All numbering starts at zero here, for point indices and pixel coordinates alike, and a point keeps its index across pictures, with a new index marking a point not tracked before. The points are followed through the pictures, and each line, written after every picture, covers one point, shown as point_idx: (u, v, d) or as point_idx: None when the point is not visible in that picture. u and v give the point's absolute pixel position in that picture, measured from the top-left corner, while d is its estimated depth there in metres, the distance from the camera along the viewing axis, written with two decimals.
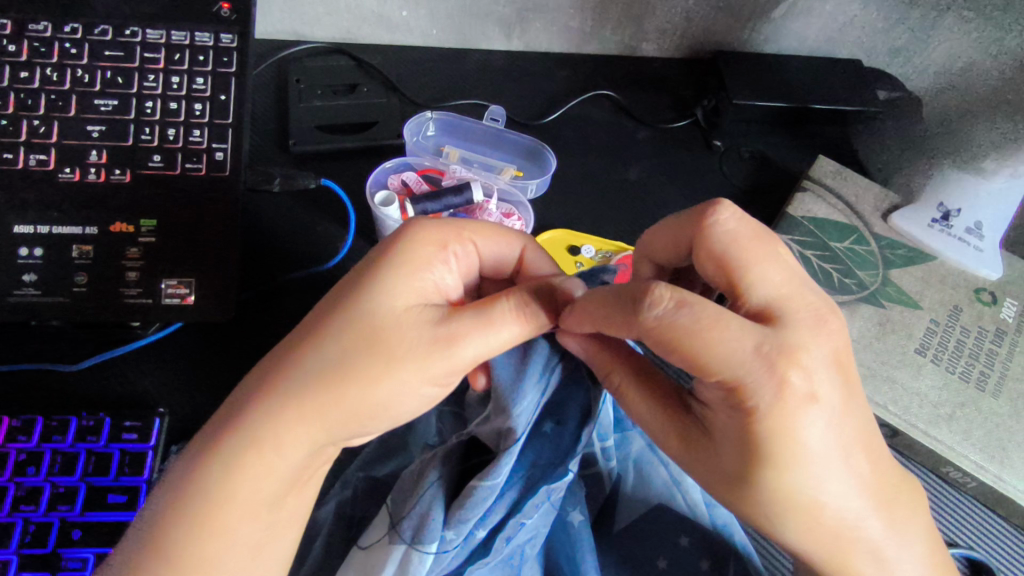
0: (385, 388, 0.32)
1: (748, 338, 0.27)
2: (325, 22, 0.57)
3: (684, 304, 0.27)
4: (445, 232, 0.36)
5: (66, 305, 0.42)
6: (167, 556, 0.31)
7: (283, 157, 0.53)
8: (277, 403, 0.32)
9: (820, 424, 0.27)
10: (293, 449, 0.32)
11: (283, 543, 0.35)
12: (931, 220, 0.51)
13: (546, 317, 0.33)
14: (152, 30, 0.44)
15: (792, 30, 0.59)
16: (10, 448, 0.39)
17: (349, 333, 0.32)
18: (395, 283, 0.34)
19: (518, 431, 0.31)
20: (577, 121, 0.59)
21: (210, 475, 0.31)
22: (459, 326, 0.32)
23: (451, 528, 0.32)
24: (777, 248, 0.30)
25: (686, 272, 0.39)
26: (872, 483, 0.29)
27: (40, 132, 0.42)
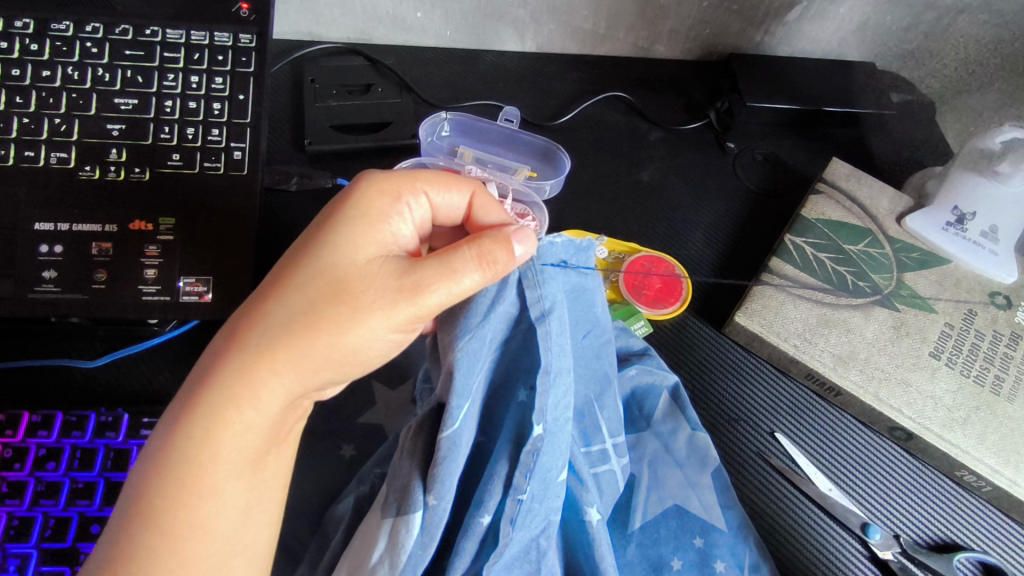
0: (353, 338, 0.32)
1: None
2: (340, 22, 0.57)
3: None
4: (398, 185, 0.37)
5: (83, 302, 0.42)
6: (157, 523, 0.32)
7: (299, 157, 0.53)
8: (250, 359, 0.32)
9: None
10: (267, 403, 0.32)
11: (271, 504, 0.35)
12: (946, 223, 0.50)
13: (503, 255, 0.32)
14: (172, 30, 0.45)
15: (806, 33, 0.59)
16: (30, 443, 0.39)
17: (314, 286, 0.33)
18: (354, 236, 0.34)
19: (459, 364, 0.31)
20: (589, 122, 0.59)
21: (190, 437, 0.32)
22: (422, 276, 0.33)
23: (432, 493, 0.31)
24: None
25: None
26: None
27: (61, 131, 0.43)
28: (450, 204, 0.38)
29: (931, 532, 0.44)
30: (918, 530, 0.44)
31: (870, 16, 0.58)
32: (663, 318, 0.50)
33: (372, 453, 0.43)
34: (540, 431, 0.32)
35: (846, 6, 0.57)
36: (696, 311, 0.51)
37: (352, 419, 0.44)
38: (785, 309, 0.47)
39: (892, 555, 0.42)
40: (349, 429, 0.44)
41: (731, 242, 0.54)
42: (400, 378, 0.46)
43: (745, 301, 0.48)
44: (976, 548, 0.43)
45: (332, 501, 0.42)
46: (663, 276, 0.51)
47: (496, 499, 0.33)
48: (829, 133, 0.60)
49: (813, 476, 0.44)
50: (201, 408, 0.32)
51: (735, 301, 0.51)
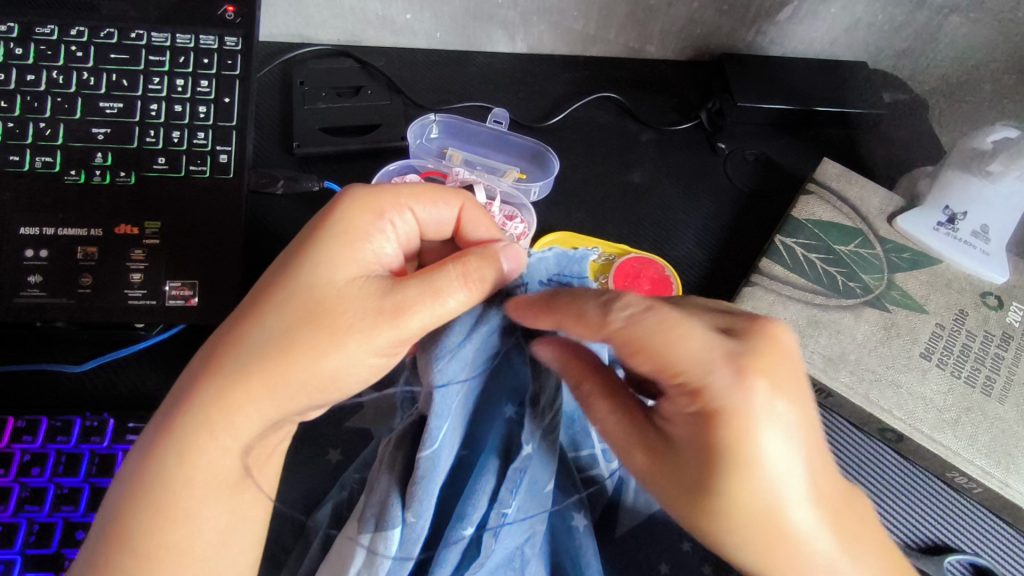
0: (333, 363, 0.32)
1: (712, 343, 0.30)
2: (329, 25, 0.57)
3: (649, 312, 0.31)
4: (381, 202, 0.36)
5: (69, 306, 0.42)
6: (133, 546, 0.33)
7: (288, 160, 0.53)
8: (224, 385, 0.32)
9: (782, 445, 0.30)
10: (244, 430, 0.33)
11: (252, 524, 0.36)
12: (937, 223, 0.50)
13: (488, 276, 0.33)
14: (158, 33, 0.45)
15: (797, 32, 0.59)
16: (15, 448, 0.39)
17: (291, 310, 0.33)
18: (333, 256, 0.34)
19: (438, 387, 0.30)
20: (580, 123, 0.59)
21: (168, 462, 0.33)
22: (404, 296, 0.32)
23: (411, 511, 0.31)
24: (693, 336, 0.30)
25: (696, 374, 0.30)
26: (830, 510, 0.32)
27: (46, 135, 0.43)
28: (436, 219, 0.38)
29: (921, 534, 0.44)
30: (908, 532, 0.44)
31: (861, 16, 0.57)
32: None
33: (358, 456, 0.43)
34: (531, 448, 0.32)
35: (837, 5, 0.57)
36: None
37: (340, 424, 0.44)
38: (775, 309, 0.47)
39: None
40: (337, 434, 0.44)
41: (722, 244, 0.54)
42: None
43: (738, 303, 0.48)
44: (967, 549, 0.44)
45: (317, 505, 0.42)
46: (653, 276, 0.51)
47: (479, 512, 0.32)
48: (821, 133, 0.60)
49: None
50: (179, 433, 0.33)
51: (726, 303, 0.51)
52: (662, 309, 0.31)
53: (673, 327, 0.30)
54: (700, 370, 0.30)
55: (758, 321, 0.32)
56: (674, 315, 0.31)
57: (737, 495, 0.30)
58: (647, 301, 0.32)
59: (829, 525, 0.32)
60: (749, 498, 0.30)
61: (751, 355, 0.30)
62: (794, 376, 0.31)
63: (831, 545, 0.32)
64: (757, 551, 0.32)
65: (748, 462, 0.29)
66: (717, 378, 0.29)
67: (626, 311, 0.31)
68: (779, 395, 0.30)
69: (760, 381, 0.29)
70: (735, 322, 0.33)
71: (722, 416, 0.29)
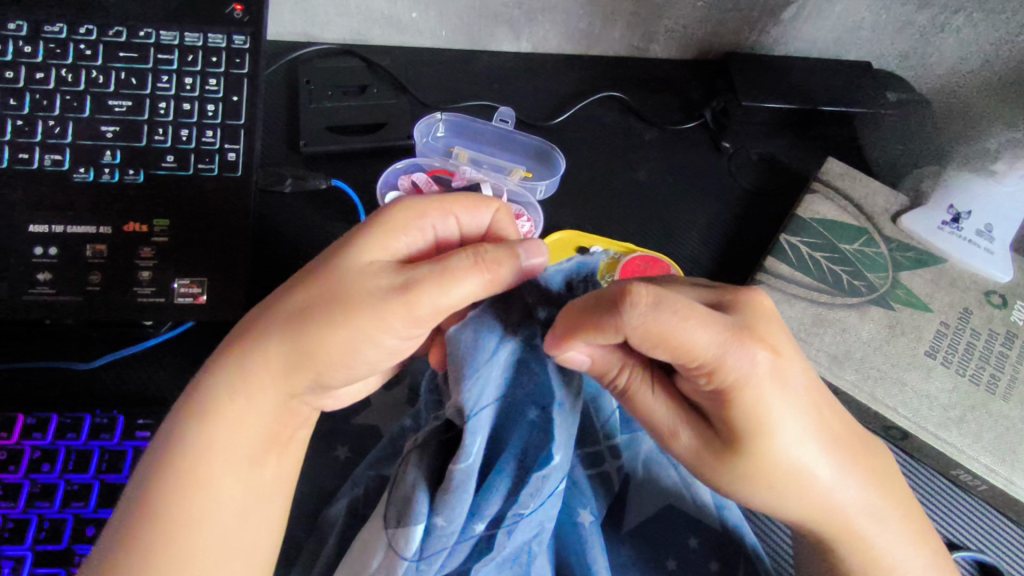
0: (346, 338, 0.33)
1: (717, 323, 0.29)
2: (335, 23, 0.57)
3: (662, 304, 0.28)
4: (418, 204, 0.36)
5: (77, 304, 0.42)
6: (154, 512, 0.32)
7: (295, 157, 0.53)
8: (249, 354, 0.33)
9: (792, 391, 0.31)
10: (262, 400, 0.34)
11: (271, 507, 0.36)
12: (942, 222, 0.50)
13: (503, 263, 0.33)
14: (166, 32, 0.45)
15: (801, 31, 0.59)
16: (25, 445, 0.39)
17: (315, 286, 0.33)
18: (363, 243, 0.34)
19: (467, 409, 0.32)
20: (584, 122, 0.59)
21: (190, 425, 0.33)
22: (417, 275, 0.32)
23: (440, 515, 0.32)
24: (705, 316, 0.29)
25: (714, 360, 0.29)
26: (843, 441, 0.33)
27: (55, 133, 0.43)
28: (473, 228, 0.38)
29: None
30: None
31: (864, 15, 0.58)
32: None
33: (366, 454, 0.43)
34: (558, 459, 0.33)
35: (840, 4, 0.57)
36: None
37: (347, 421, 0.44)
38: (780, 308, 0.47)
39: None
40: (343, 431, 0.44)
41: (727, 242, 0.54)
42: (394, 380, 0.46)
43: None
44: (970, 547, 0.44)
45: (325, 504, 0.42)
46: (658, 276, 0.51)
47: (494, 508, 0.33)
48: (825, 132, 0.60)
49: None
50: (201, 398, 0.34)
51: None
52: (673, 300, 0.29)
53: (689, 319, 0.29)
54: (715, 351, 0.29)
55: (736, 293, 0.33)
56: (683, 302, 0.29)
57: (765, 459, 0.31)
58: (653, 290, 0.29)
59: (850, 457, 0.33)
60: (778, 461, 0.31)
61: (749, 327, 0.30)
62: (783, 337, 0.32)
63: (857, 478, 0.33)
64: (794, 507, 0.33)
65: (769, 425, 0.30)
66: (735, 360, 0.29)
67: (642, 309, 0.28)
68: (782, 360, 0.30)
69: (764, 351, 0.30)
70: (717, 295, 0.33)
71: (742, 389, 0.29)
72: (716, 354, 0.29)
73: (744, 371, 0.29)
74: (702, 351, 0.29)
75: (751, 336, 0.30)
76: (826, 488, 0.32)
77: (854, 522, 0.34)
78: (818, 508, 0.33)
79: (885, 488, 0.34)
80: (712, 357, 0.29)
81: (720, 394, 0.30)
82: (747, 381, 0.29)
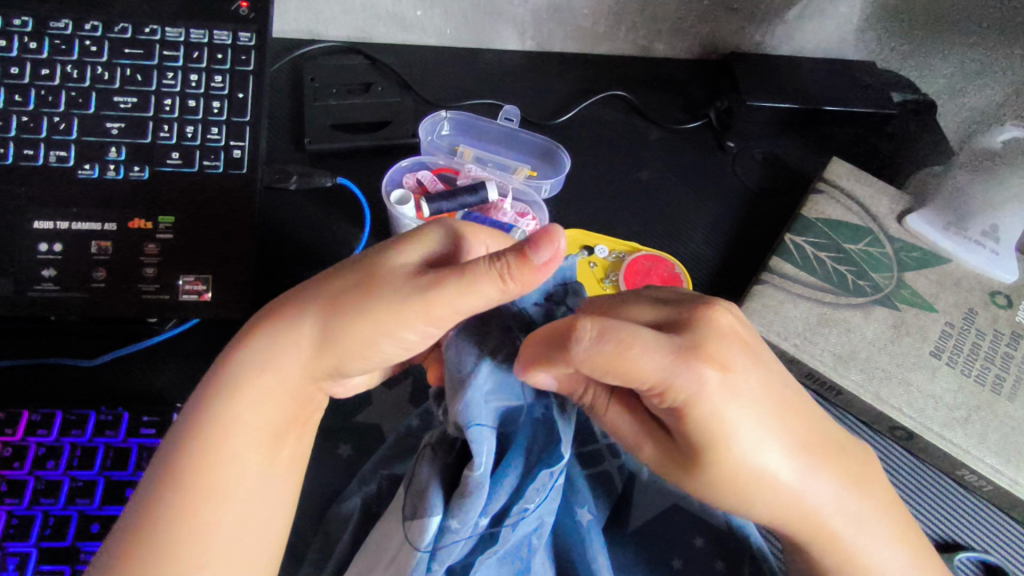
0: (365, 328, 0.33)
1: (663, 346, 0.29)
2: (339, 21, 0.57)
3: (605, 335, 0.29)
4: (465, 228, 0.36)
5: (82, 301, 0.42)
6: (177, 482, 0.33)
7: (299, 155, 0.53)
8: (281, 327, 0.34)
9: (748, 404, 0.30)
10: (290, 374, 0.34)
11: (289, 484, 0.36)
12: (947, 222, 0.50)
13: (517, 267, 0.31)
14: (171, 28, 0.45)
15: (806, 31, 0.59)
16: (30, 441, 0.39)
17: (352, 274, 0.34)
18: (404, 242, 0.34)
19: (469, 422, 0.32)
20: (589, 121, 0.59)
21: (216, 399, 0.33)
22: (440, 274, 0.32)
23: (455, 517, 0.32)
24: (651, 340, 0.29)
25: (663, 383, 0.29)
26: (815, 446, 0.32)
27: (60, 129, 0.43)
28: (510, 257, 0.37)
29: (930, 530, 0.45)
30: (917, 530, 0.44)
31: (870, 15, 0.58)
32: None
33: (371, 453, 0.43)
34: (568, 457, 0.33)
35: (845, 4, 0.57)
36: None
37: (351, 419, 0.44)
38: (785, 308, 0.47)
39: None
40: (347, 430, 0.44)
41: (732, 241, 0.54)
42: (399, 378, 0.46)
43: (747, 300, 0.48)
44: (977, 547, 0.45)
45: (330, 502, 0.42)
46: (663, 274, 0.51)
47: (499, 503, 0.33)
48: (830, 131, 0.60)
49: None
50: (229, 372, 0.34)
51: (735, 299, 0.51)
52: (615, 328, 0.29)
53: (632, 346, 0.29)
54: (661, 375, 0.29)
55: (694, 306, 0.32)
56: (627, 329, 0.29)
57: (728, 473, 0.30)
58: (599, 321, 0.30)
59: (823, 463, 0.32)
60: (743, 475, 0.30)
61: (699, 346, 0.29)
62: (741, 350, 0.31)
63: (834, 484, 0.32)
64: (768, 516, 0.32)
65: (723, 441, 0.30)
66: (682, 383, 0.29)
67: (587, 342, 0.29)
68: (734, 376, 0.30)
69: (713, 369, 0.29)
70: (674, 310, 0.32)
71: (692, 408, 0.29)
72: (664, 377, 0.29)
73: (693, 393, 0.29)
74: (648, 376, 0.29)
75: (703, 355, 0.29)
76: (800, 497, 0.32)
77: (836, 527, 0.33)
78: (794, 516, 0.32)
79: (860, 486, 0.33)
80: (661, 381, 0.29)
81: (676, 414, 0.30)
82: (700, 402, 0.29)
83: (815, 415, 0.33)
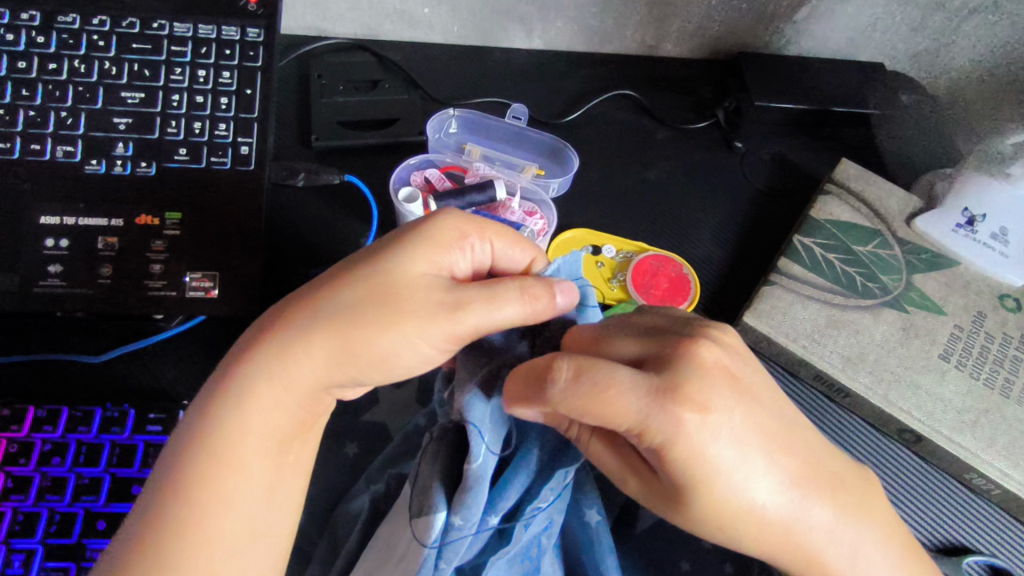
0: (388, 343, 0.33)
1: (639, 387, 0.29)
2: (346, 18, 0.57)
3: (580, 377, 0.29)
4: (470, 224, 0.36)
5: (88, 297, 0.42)
6: (182, 491, 0.32)
7: (306, 152, 0.53)
8: (289, 337, 0.33)
9: (731, 443, 0.29)
10: (300, 384, 0.34)
11: (293, 488, 0.35)
12: (955, 225, 0.49)
13: (545, 296, 0.33)
14: (180, 24, 0.45)
15: (815, 31, 0.59)
16: (35, 438, 0.39)
17: (365, 288, 0.33)
18: (413, 253, 0.34)
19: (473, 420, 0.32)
20: (596, 120, 0.59)
21: (224, 407, 0.33)
22: (465, 295, 0.33)
23: (458, 514, 0.31)
24: (626, 381, 0.29)
25: (639, 425, 0.29)
26: (810, 482, 0.31)
27: (68, 124, 0.43)
28: (512, 259, 0.37)
29: (939, 534, 0.45)
30: (926, 534, 0.44)
31: (880, 16, 0.57)
32: None
33: (378, 452, 0.43)
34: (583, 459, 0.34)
35: (854, 5, 0.57)
36: (703, 309, 0.51)
37: (356, 418, 0.44)
38: (794, 309, 0.47)
39: None
40: (354, 428, 0.44)
41: (740, 242, 0.54)
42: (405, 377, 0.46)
43: (754, 301, 0.48)
44: (983, 550, 0.44)
45: (338, 500, 0.42)
46: (671, 275, 0.51)
47: (508, 501, 0.33)
48: (838, 133, 0.60)
49: None
50: (237, 380, 0.33)
51: (743, 300, 0.51)
52: (591, 369, 0.29)
53: (606, 388, 0.28)
54: (637, 417, 0.28)
55: (680, 341, 0.31)
56: (603, 370, 0.29)
57: (713, 512, 0.30)
58: (576, 361, 0.29)
59: (817, 500, 0.30)
60: (730, 513, 0.30)
61: (678, 386, 0.29)
62: (725, 388, 0.30)
63: (831, 518, 0.31)
64: (760, 552, 0.32)
65: (702, 480, 0.29)
66: (658, 426, 0.28)
67: (563, 384, 0.29)
68: (715, 416, 0.29)
69: (691, 411, 0.28)
70: (659, 345, 0.31)
71: (669, 450, 0.28)
72: (641, 420, 0.28)
73: (670, 437, 0.28)
74: (625, 419, 0.29)
75: (681, 397, 0.28)
76: (793, 533, 0.30)
77: (835, 564, 0.31)
78: (787, 555, 0.31)
79: (859, 518, 0.32)
80: (636, 423, 0.29)
81: (656, 455, 0.29)
82: (678, 446, 0.28)
83: (810, 447, 0.32)
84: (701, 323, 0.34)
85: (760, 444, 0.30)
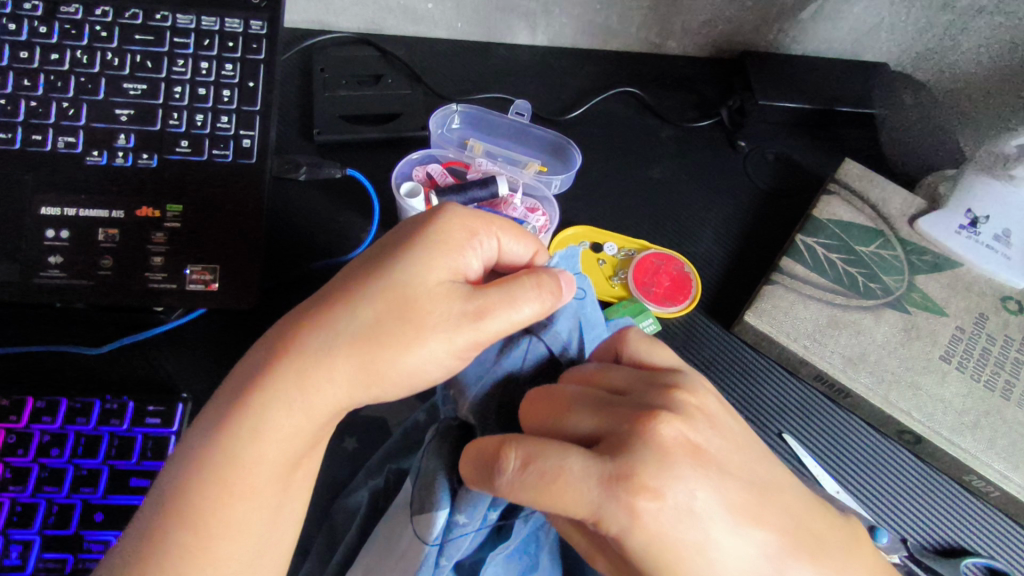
0: (414, 359, 0.32)
1: (589, 474, 0.27)
2: (350, 12, 0.56)
3: (529, 465, 0.27)
4: (476, 220, 0.35)
5: (88, 288, 0.42)
6: (193, 521, 0.32)
7: (308, 146, 0.53)
8: (309, 361, 0.32)
9: (695, 525, 0.27)
10: (319, 411, 0.32)
11: (298, 505, 0.35)
12: (959, 226, 0.49)
13: (558, 290, 0.34)
14: (183, 15, 0.44)
15: (819, 31, 0.59)
16: (34, 429, 0.39)
17: (384, 303, 0.32)
18: (426, 259, 0.33)
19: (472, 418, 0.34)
20: (600, 117, 0.58)
21: (238, 436, 0.32)
22: (486, 301, 0.32)
23: (461, 512, 0.32)
24: (576, 468, 0.27)
25: (594, 515, 0.27)
26: (791, 554, 0.28)
27: (69, 115, 0.42)
28: (518, 254, 0.37)
29: (937, 535, 0.44)
30: (924, 534, 0.44)
31: (885, 16, 0.57)
32: (673, 316, 0.50)
33: (377, 447, 0.43)
34: None
35: (860, 5, 0.56)
36: (704, 308, 0.51)
37: (355, 413, 0.44)
38: (796, 309, 0.47)
39: (899, 558, 0.42)
40: (354, 423, 0.44)
41: (742, 241, 0.54)
42: None
43: (755, 300, 0.48)
44: (982, 552, 0.44)
45: (338, 495, 0.42)
46: (672, 274, 0.51)
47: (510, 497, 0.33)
48: (842, 134, 0.59)
49: (821, 479, 0.45)
50: (251, 408, 0.32)
51: (746, 299, 0.51)
52: (540, 457, 0.27)
53: (554, 478, 0.27)
54: (592, 508, 0.26)
55: (638, 416, 0.28)
56: (551, 459, 0.27)
57: None
58: (527, 447, 0.28)
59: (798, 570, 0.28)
60: None
61: (635, 472, 0.26)
62: (688, 467, 0.27)
63: None
64: None
65: (666, 569, 0.27)
66: (611, 517, 0.26)
67: (512, 474, 0.28)
68: (673, 502, 0.26)
69: (645, 500, 0.26)
70: (617, 419, 0.29)
71: (627, 539, 0.27)
72: (596, 509, 0.26)
73: (625, 528, 0.26)
74: (579, 510, 0.27)
75: (635, 484, 0.26)
76: None
77: None
78: None
79: None
80: (591, 513, 0.27)
81: (617, 542, 0.27)
82: (636, 534, 0.26)
83: (790, 511, 0.29)
84: (665, 384, 0.31)
85: (729, 522, 0.27)
